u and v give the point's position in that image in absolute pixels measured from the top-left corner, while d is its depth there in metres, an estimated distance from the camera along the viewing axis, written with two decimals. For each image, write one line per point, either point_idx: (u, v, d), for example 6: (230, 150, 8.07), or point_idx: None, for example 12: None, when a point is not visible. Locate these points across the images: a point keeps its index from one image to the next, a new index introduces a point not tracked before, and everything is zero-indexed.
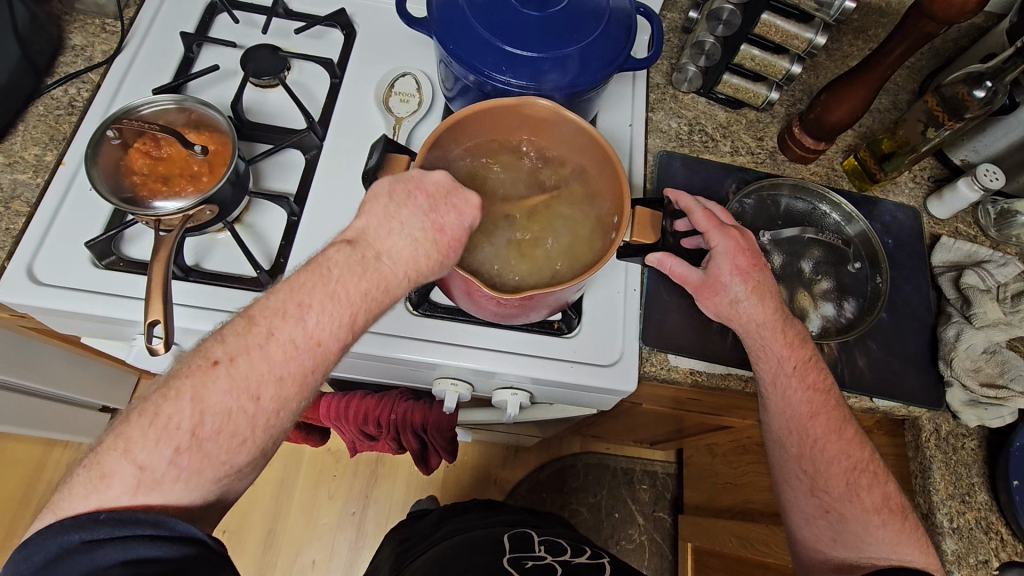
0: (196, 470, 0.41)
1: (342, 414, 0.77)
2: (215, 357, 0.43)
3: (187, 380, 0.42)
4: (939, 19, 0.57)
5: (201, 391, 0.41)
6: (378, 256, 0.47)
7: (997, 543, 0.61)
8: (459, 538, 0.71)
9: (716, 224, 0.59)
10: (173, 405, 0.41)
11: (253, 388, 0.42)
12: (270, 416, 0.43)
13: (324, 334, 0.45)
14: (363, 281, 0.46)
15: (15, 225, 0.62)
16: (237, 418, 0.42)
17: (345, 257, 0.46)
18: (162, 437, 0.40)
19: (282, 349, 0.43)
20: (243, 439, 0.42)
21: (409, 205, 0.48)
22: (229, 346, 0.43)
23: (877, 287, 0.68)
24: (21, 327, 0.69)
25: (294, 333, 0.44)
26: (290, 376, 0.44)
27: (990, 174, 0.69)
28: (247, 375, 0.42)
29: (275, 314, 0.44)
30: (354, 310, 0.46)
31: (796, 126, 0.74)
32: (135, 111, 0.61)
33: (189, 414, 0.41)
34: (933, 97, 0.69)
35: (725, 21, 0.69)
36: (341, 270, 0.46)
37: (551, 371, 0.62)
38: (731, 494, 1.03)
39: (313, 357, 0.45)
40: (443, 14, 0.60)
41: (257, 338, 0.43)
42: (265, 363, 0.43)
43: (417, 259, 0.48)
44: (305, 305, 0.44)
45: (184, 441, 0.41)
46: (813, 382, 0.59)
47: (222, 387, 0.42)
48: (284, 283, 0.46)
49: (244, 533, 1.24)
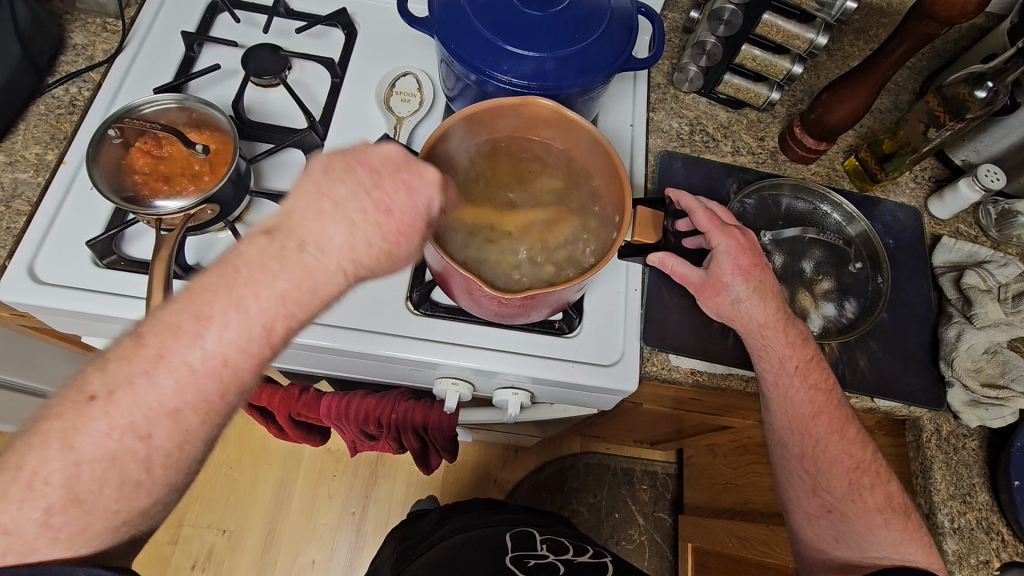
0: (79, 527, 0.37)
1: (342, 414, 0.77)
2: (92, 391, 0.37)
3: (58, 421, 0.36)
4: (941, 19, 0.56)
5: (73, 436, 0.36)
6: (302, 246, 0.40)
7: (999, 544, 0.61)
8: (462, 537, 0.71)
9: (718, 224, 0.59)
10: (38, 457, 0.35)
11: (141, 425, 0.37)
12: (168, 455, 0.38)
13: (230, 351, 0.39)
14: (280, 278, 0.40)
15: (16, 224, 0.62)
16: (123, 463, 0.37)
17: (258, 252, 0.40)
18: (28, 497, 0.35)
19: (175, 375, 0.37)
20: (137, 484, 0.38)
21: (347, 184, 0.42)
22: (108, 377, 0.37)
23: (878, 288, 0.68)
24: (21, 326, 0.69)
25: (190, 354, 0.38)
26: (188, 405, 0.38)
27: (992, 175, 0.69)
28: (130, 414, 0.37)
29: (166, 330, 0.38)
30: (269, 318, 0.40)
31: (797, 126, 0.74)
32: (136, 110, 0.61)
33: (61, 466, 0.36)
34: (935, 97, 0.69)
35: (727, 21, 0.69)
36: (252, 268, 0.39)
37: (551, 371, 0.62)
38: (731, 494, 1.03)
39: (217, 381, 0.39)
40: (445, 14, 0.60)
41: (144, 363, 0.37)
42: (154, 394, 0.37)
43: (353, 250, 0.41)
44: (205, 318, 0.38)
45: (58, 498, 0.36)
46: (815, 382, 0.59)
47: (99, 428, 0.36)
48: (182, 290, 0.39)
49: (243, 533, 1.24)
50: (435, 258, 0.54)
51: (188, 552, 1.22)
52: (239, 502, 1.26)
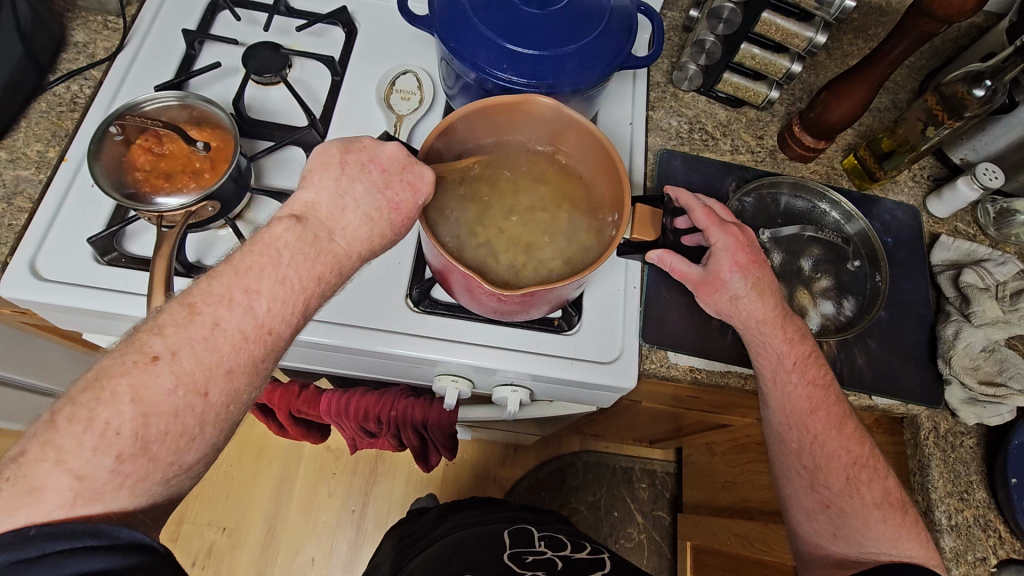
0: (143, 475, 0.38)
1: (342, 411, 0.77)
2: (154, 352, 0.39)
3: (124, 377, 0.38)
4: (939, 17, 0.57)
5: (142, 389, 0.38)
6: (331, 235, 0.48)
7: (995, 541, 0.62)
8: (460, 534, 0.71)
9: (716, 221, 0.59)
10: (111, 408, 0.37)
11: (202, 383, 0.40)
12: (220, 412, 0.42)
13: (276, 320, 0.44)
14: (317, 262, 0.47)
15: (18, 221, 0.62)
16: (185, 416, 0.40)
17: (294, 237, 0.46)
18: (101, 444, 0.37)
19: (230, 340, 0.42)
20: (192, 437, 0.40)
21: (363, 181, 0.50)
22: (169, 340, 0.40)
23: (876, 286, 0.69)
24: (22, 323, 0.69)
25: (241, 322, 0.42)
26: (238, 367, 0.42)
27: (990, 173, 0.70)
28: (192, 371, 0.40)
29: (219, 301, 0.42)
30: (306, 293, 0.46)
31: (796, 125, 0.74)
32: (138, 107, 0.61)
33: (130, 416, 0.38)
34: (933, 95, 0.70)
35: (726, 19, 0.70)
36: (292, 251, 0.46)
37: (550, 367, 0.62)
38: (731, 492, 1.04)
39: (262, 347, 0.43)
40: (445, 11, 0.61)
41: (201, 328, 0.41)
42: (211, 354, 0.41)
43: (372, 236, 0.49)
44: (254, 291, 0.43)
45: (127, 447, 0.37)
46: (813, 378, 0.59)
47: (166, 383, 0.39)
48: (226, 266, 0.44)
49: (244, 530, 1.24)
50: (435, 254, 0.54)
51: (189, 549, 1.22)
52: (239, 499, 1.26)
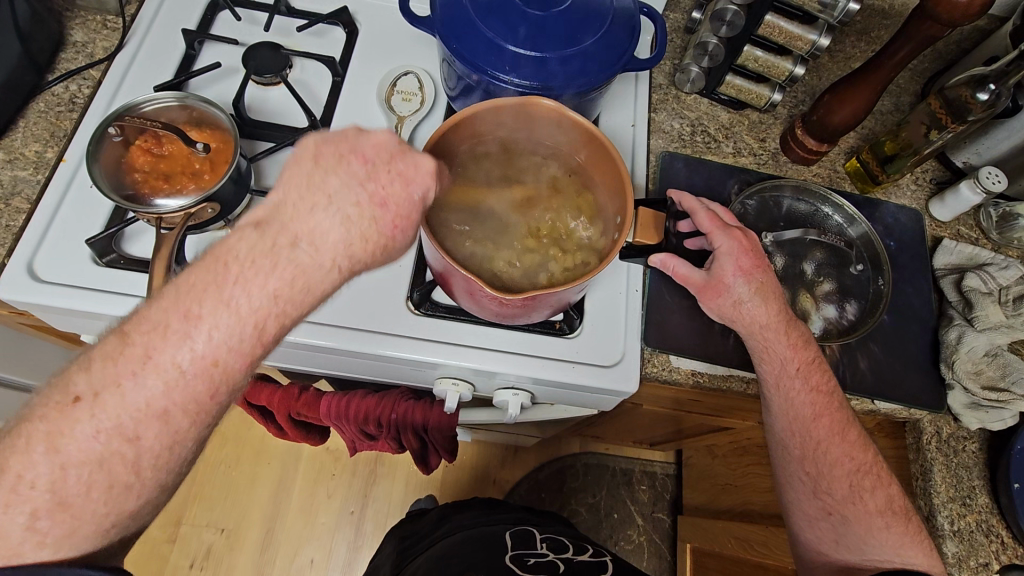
0: (66, 532, 0.39)
1: (343, 413, 0.77)
2: (75, 393, 0.39)
3: (42, 423, 0.38)
4: (944, 21, 0.56)
5: (57, 440, 0.38)
6: (295, 242, 0.42)
7: (998, 547, 0.61)
8: (461, 537, 0.71)
9: (720, 225, 0.59)
10: (23, 461, 0.38)
11: (129, 426, 0.39)
12: (156, 457, 0.40)
13: (220, 350, 0.40)
14: (273, 278, 0.41)
15: (16, 222, 0.62)
16: (109, 465, 0.39)
17: (249, 247, 0.41)
18: (12, 502, 0.37)
19: (163, 375, 0.39)
20: (126, 486, 0.39)
21: (344, 178, 0.43)
22: (93, 378, 0.39)
23: (879, 289, 0.68)
24: (19, 323, 0.68)
25: (177, 354, 0.39)
26: (175, 405, 0.40)
27: (993, 177, 0.69)
28: (116, 415, 0.39)
29: (153, 331, 0.40)
30: (257, 315, 0.41)
31: (799, 127, 0.74)
32: (137, 108, 0.61)
33: (46, 470, 0.38)
34: (937, 99, 0.69)
35: (729, 21, 0.69)
36: (241, 265, 0.41)
37: (552, 371, 0.61)
38: (731, 495, 1.03)
39: (206, 380, 0.40)
40: (446, 12, 0.60)
41: (130, 362, 0.39)
42: (138, 395, 0.39)
43: (350, 241, 0.43)
44: (193, 316, 0.40)
45: (43, 504, 0.38)
46: (817, 384, 0.59)
47: (84, 429, 0.38)
48: (170, 288, 0.41)
49: (242, 532, 1.24)
50: (436, 257, 0.54)
51: (187, 550, 1.22)
52: (238, 500, 1.26)
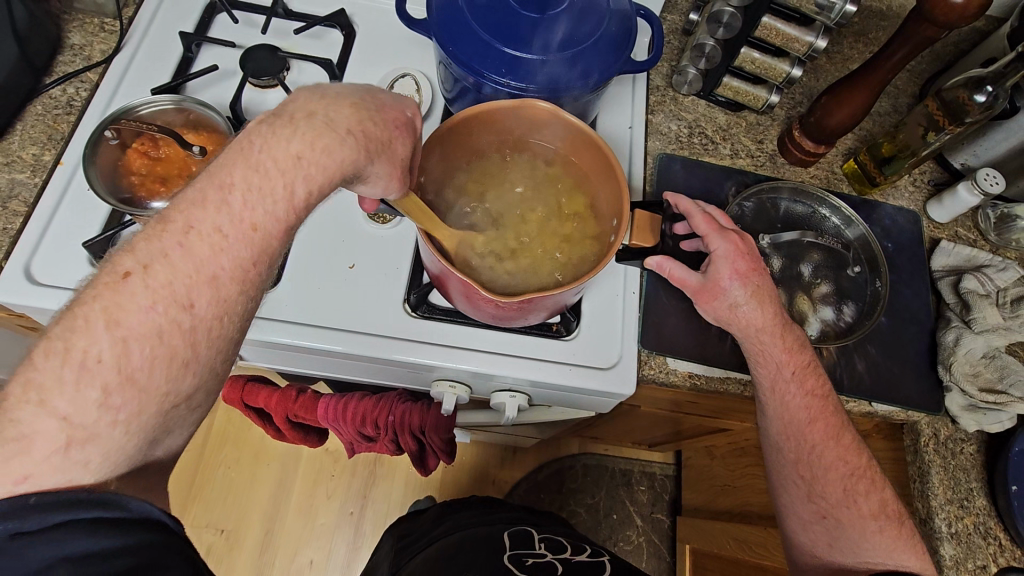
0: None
1: (339, 415, 0.77)
2: (126, 269, 0.38)
3: (96, 303, 0.37)
4: (941, 22, 0.56)
5: (116, 313, 0.37)
6: (310, 116, 0.43)
7: (996, 549, 0.61)
8: (457, 537, 0.70)
9: (716, 228, 0.59)
10: (86, 337, 0.36)
11: (183, 293, 0.38)
12: (209, 327, 0.40)
13: (257, 214, 0.41)
14: (291, 142, 0.42)
15: (13, 225, 0.62)
16: (169, 334, 0.38)
17: (267, 127, 0.42)
18: (84, 378, 0.35)
19: (208, 240, 0.40)
20: (184, 360, 0.39)
21: (339, 85, 0.47)
22: (140, 254, 0.38)
23: (877, 291, 0.68)
24: (19, 326, 0.69)
25: (218, 220, 0.40)
26: (225, 272, 0.40)
27: (991, 179, 0.69)
28: (169, 282, 0.38)
29: (192, 206, 0.40)
30: (287, 177, 0.42)
31: (796, 130, 0.74)
32: (133, 112, 0.61)
33: (108, 343, 0.36)
34: (934, 101, 0.69)
35: (726, 23, 0.69)
36: (261, 139, 0.42)
37: (548, 374, 0.62)
38: (729, 496, 1.04)
39: (249, 248, 0.41)
40: (443, 15, 0.60)
41: (175, 236, 0.39)
42: (190, 260, 0.39)
43: (358, 121, 0.44)
44: (228, 187, 0.41)
45: (111, 379, 0.36)
46: (811, 388, 0.58)
47: (142, 300, 0.37)
48: (199, 177, 0.42)
49: (242, 532, 1.24)
50: (433, 259, 0.54)
51: None
52: (238, 501, 1.26)
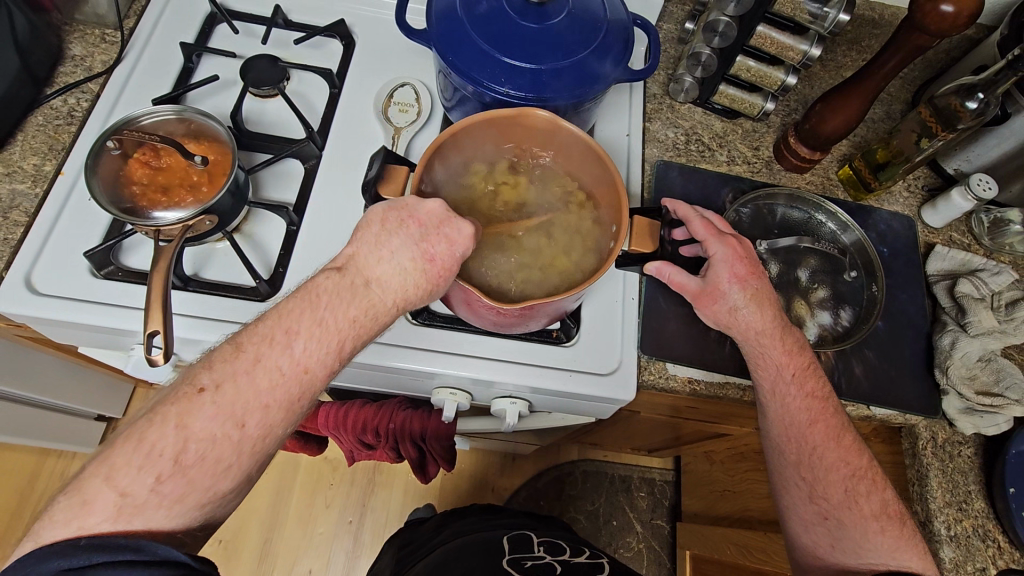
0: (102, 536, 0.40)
1: (340, 422, 0.77)
2: (201, 385, 0.43)
3: (172, 407, 0.42)
4: (932, 31, 0.57)
5: (186, 418, 0.42)
6: (367, 283, 0.49)
7: (995, 551, 0.62)
8: (460, 542, 0.70)
9: (715, 233, 0.59)
10: (157, 432, 0.41)
11: (240, 415, 0.43)
12: (255, 444, 0.44)
13: (312, 359, 0.46)
14: (351, 307, 0.47)
15: (14, 234, 0.62)
16: (221, 445, 0.42)
17: (333, 284, 0.48)
18: (145, 464, 0.41)
19: (269, 375, 0.44)
20: (227, 466, 0.43)
21: (396, 238, 0.49)
22: (216, 373, 0.44)
23: (873, 295, 0.69)
24: (18, 336, 0.69)
25: (280, 359, 0.45)
26: (275, 403, 0.44)
27: (983, 184, 0.70)
28: (233, 403, 0.43)
29: (262, 340, 0.45)
30: (341, 334, 0.47)
31: (790, 136, 0.74)
32: (135, 122, 0.62)
33: (174, 441, 0.41)
34: (927, 107, 0.70)
35: (722, 32, 0.69)
36: (330, 297, 0.47)
37: (550, 380, 0.62)
38: (730, 501, 1.04)
39: (298, 384, 0.45)
40: (442, 25, 0.61)
41: (244, 363, 0.44)
42: (251, 387, 0.44)
43: (404, 288, 0.49)
44: (293, 331, 0.45)
45: (166, 468, 0.41)
46: (811, 390, 0.59)
47: (208, 413, 0.42)
48: (272, 310, 0.47)
49: (241, 542, 1.23)
50: None
51: None
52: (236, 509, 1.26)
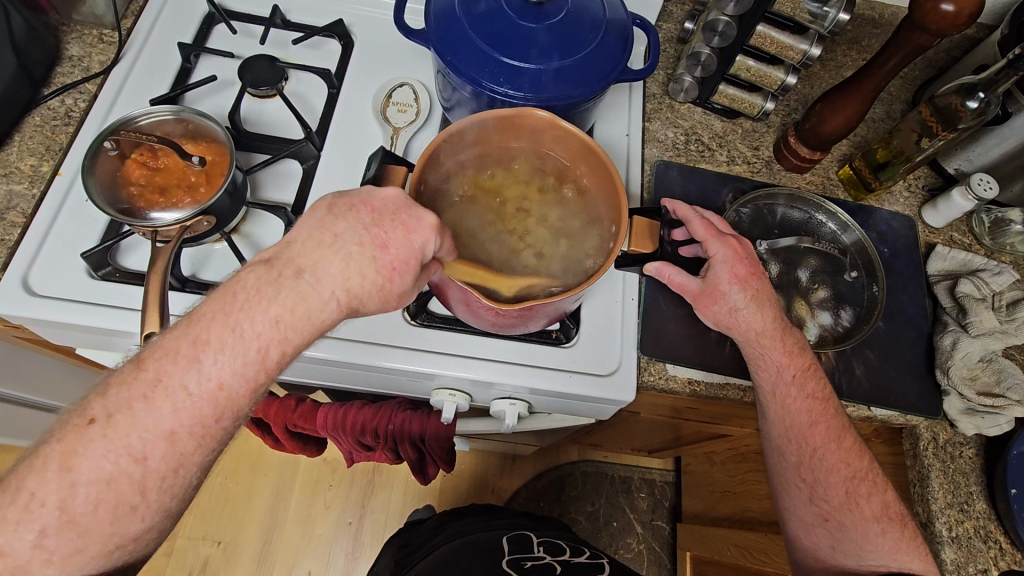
0: (73, 549, 0.39)
1: (339, 424, 0.77)
2: (92, 415, 0.40)
3: (60, 444, 0.39)
4: (932, 31, 0.57)
5: (71, 458, 0.39)
6: (300, 272, 0.43)
7: (997, 553, 0.61)
8: (458, 543, 0.70)
9: (715, 233, 0.59)
10: (38, 478, 0.38)
11: (138, 448, 0.40)
12: (162, 478, 0.41)
13: (224, 375, 0.41)
14: (274, 304, 0.42)
15: (11, 236, 0.62)
16: (118, 484, 0.39)
17: (256, 278, 0.43)
18: (24, 518, 0.38)
19: (171, 399, 0.40)
20: (131, 507, 0.40)
21: (346, 223, 0.45)
22: (109, 402, 0.40)
23: (874, 295, 0.69)
24: (16, 337, 0.68)
25: (186, 378, 0.41)
26: (183, 429, 0.41)
27: (984, 184, 0.70)
28: (127, 436, 0.40)
29: (166, 356, 0.41)
30: (262, 339, 0.42)
31: (790, 136, 0.74)
32: (132, 122, 0.61)
33: (57, 487, 0.38)
34: (928, 107, 0.70)
35: (721, 32, 0.69)
36: (247, 296, 0.42)
37: (549, 381, 0.62)
38: (731, 502, 1.03)
39: (212, 405, 0.41)
40: (441, 25, 0.61)
41: (142, 387, 0.40)
42: (150, 414, 0.40)
43: (348, 279, 0.44)
44: (201, 342, 0.41)
45: (53, 521, 0.38)
46: (812, 391, 0.59)
47: (98, 451, 0.39)
48: (183, 319, 0.43)
49: (240, 544, 1.23)
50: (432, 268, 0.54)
51: (183, 565, 1.21)
52: (236, 510, 1.25)
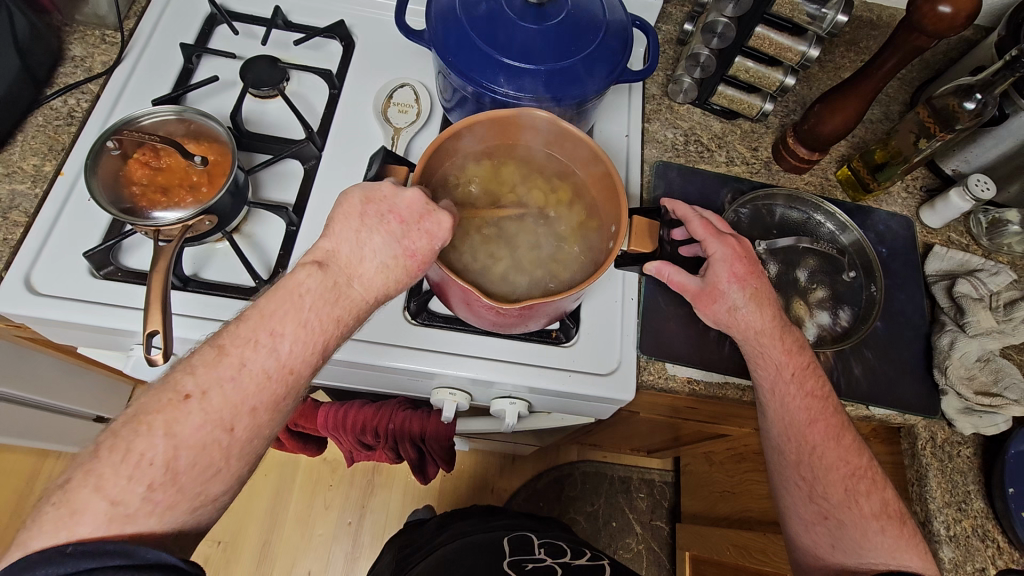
0: (171, 503, 0.41)
1: (339, 423, 0.77)
2: (186, 391, 0.42)
3: (158, 415, 0.41)
4: (930, 32, 0.57)
5: (163, 433, 0.41)
6: (350, 281, 0.48)
7: (995, 551, 0.62)
8: (459, 543, 0.70)
9: (714, 233, 0.59)
10: (145, 441, 0.40)
11: (228, 419, 0.42)
12: (244, 446, 0.43)
13: (297, 360, 0.45)
14: (337, 306, 0.47)
15: (13, 235, 0.62)
16: (211, 450, 0.42)
17: (317, 283, 0.46)
18: (136, 473, 0.40)
19: (255, 379, 0.43)
20: (217, 471, 0.42)
21: (377, 235, 0.48)
22: (200, 379, 0.42)
23: (872, 296, 0.69)
24: (18, 337, 0.69)
25: (266, 362, 0.44)
26: (262, 404, 0.44)
27: (981, 185, 0.70)
28: (220, 408, 0.42)
29: (246, 343, 0.44)
30: (325, 335, 0.46)
31: (789, 136, 0.75)
32: (134, 122, 0.62)
33: (134, 469, 0.39)
34: (925, 108, 0.70)
35: (720, 33, 0.69)
36: (314, 296, 0.46)
37: (549, 380, 0.62)
38: (730, 502, 1.04)
39: (285, 385, 0.45)
40: (441, 27, 0.61)
41: (229, 368, 0.43)
42: (237, 392, 0.43)
43: (386, 285, 0.49)
44: (278, 333, 0.44)
45: (157, 476, 0.40)
46: (811, 389, 0.59)
47: (196, 420, 0.41)
48: (253, 310, 0.45)
49: (240, 545, 1.23)
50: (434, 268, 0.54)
51: None
52: (235, 511, 1.25)
